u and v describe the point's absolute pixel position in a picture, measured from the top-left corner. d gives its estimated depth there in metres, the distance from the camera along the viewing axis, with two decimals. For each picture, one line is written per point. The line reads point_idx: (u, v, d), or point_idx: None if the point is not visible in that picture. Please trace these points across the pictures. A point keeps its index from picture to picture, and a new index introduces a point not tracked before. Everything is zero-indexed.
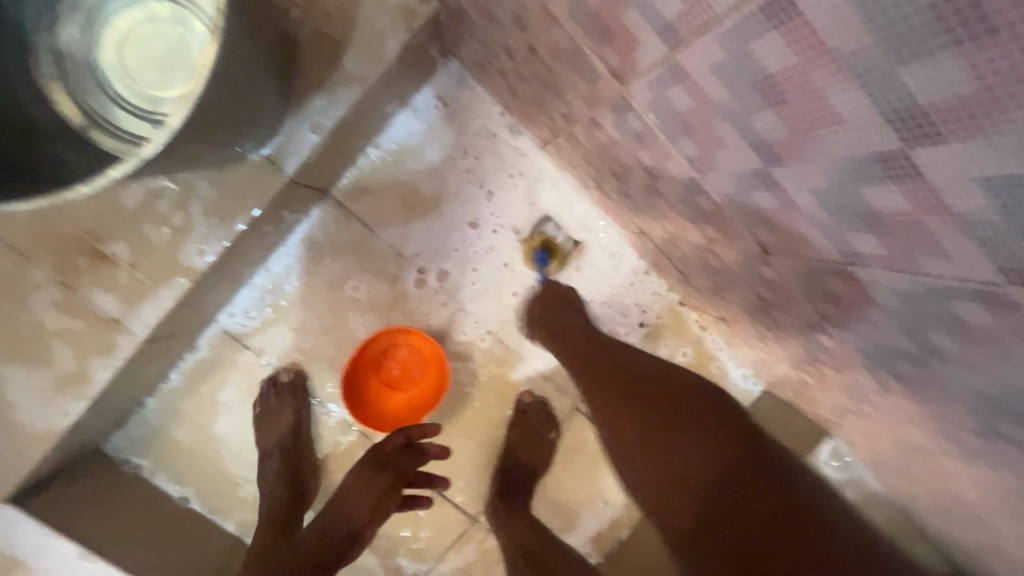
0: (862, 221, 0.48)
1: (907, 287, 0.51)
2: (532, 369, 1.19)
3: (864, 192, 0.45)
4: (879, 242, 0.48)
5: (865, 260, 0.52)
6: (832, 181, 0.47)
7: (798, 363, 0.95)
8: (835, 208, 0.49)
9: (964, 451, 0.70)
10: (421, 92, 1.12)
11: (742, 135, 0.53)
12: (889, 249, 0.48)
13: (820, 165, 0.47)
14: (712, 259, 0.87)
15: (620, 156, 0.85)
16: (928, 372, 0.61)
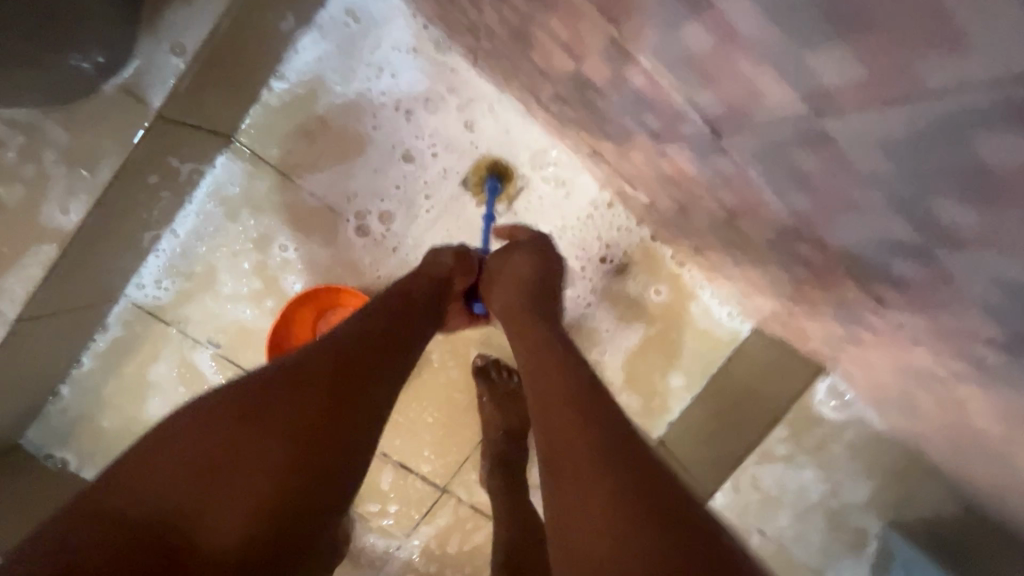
0: (857, 25, 0.27)
1: (915, 137, 0.30)
2: (481, 319, 1.02)
3: None
4: (887, 61, 0.27)
5: (841, 104, 0.33)
6: None
7: (785, 292, 0.74)
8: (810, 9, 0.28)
9: (996, 382, 0.50)
10: (325, 7, 0.93)
11: None
12: (910, 71, 0.27)
13: None
14: (657, 158, 0.66)
15: (533, 39, 0.63)
16: (940, 274, 0.41)
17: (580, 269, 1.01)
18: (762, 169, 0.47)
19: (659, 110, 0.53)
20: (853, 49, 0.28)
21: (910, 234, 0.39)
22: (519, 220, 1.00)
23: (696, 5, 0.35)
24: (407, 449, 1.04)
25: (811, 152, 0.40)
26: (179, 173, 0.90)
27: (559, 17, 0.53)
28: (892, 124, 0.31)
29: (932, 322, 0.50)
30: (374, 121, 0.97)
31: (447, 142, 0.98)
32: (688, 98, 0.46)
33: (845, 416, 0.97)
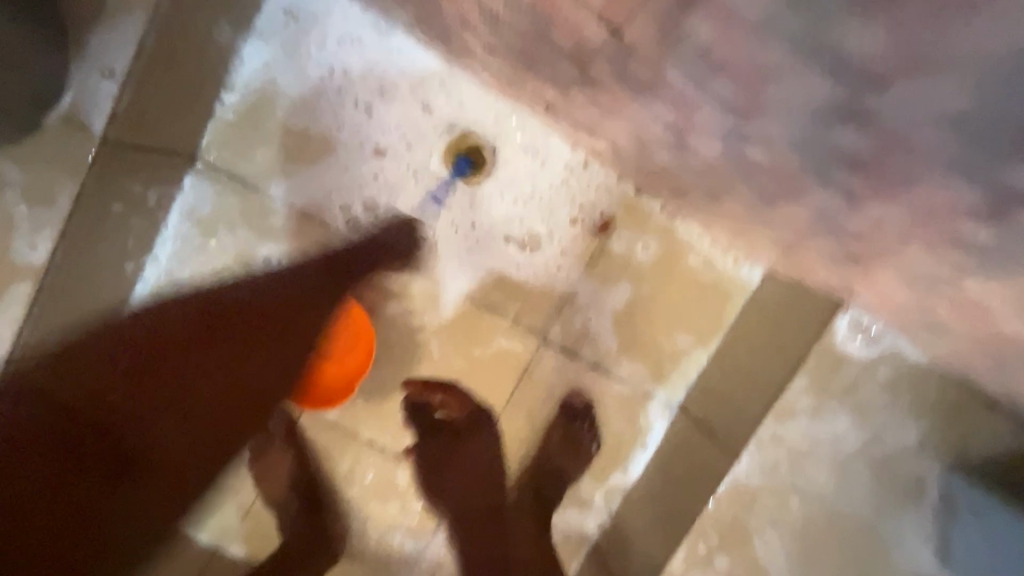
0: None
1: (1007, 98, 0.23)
2: (455, 293, 0.98)
3: None
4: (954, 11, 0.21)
5: (892, 81, 0.26)
6: None
7: (811, 251, 0.67)
8: None
9: None
10: (262, 10, 0.87)
11: None
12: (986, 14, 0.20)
13: None
14: (657, 137, 0.58)
15: (485, 20, 0.57)
16: (1016, 242, 0.34)
17: (550, 231, 0.97)
18: (799, 154, 0.40)
19: (666, 97, 0.45)
20: (868, 19, 0.23)
21: (976, 206, 0.32)
22: (492, 195, 0.95)
23: None
24: (420, 449, 1.02)
25: (850, 132, 0.33)
26: (145, 201, 0.83)
27: (526, 10, 0.45)
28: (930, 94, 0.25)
29: (1000, 285, 0.42)
30: (336, 120, 0.91)
31: (418, 133, 0.93)
32: (694, 82, 0.39)
33: (874, 352, 0.87)
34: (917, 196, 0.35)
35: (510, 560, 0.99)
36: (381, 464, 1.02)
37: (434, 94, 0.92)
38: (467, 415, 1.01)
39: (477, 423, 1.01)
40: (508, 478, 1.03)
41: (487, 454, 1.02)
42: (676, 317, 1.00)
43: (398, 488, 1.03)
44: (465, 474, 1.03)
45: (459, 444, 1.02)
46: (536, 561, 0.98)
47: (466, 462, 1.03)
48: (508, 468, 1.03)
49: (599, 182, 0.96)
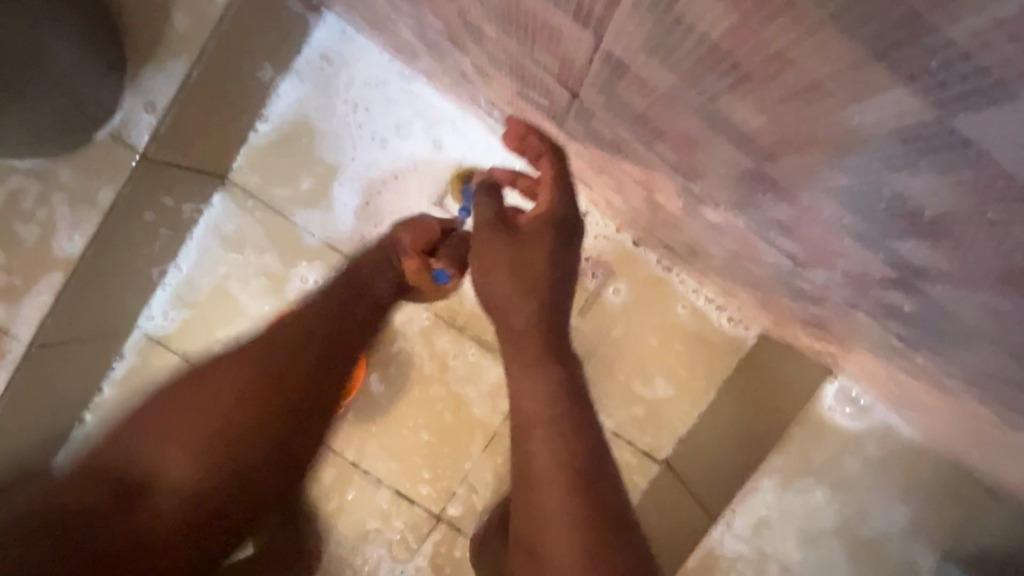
0: (736, 86, 0.25)
1: (848, 189, 0.26)
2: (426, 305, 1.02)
3: (710, 26, 0.22)
4: (764, 117, 0.25)
5: (773, 156, 0.29)
6: (667, 26, 0.24)
7: (789, 312, 0.68)
8: (696, 70, 0.26)
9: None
10: (300, 52, 0.96)
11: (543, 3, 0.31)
12: (783, 125, 0.25)
13: (641, 8, 0.25)
14: (633, 190, 0.62)
15: (482, 81, 0.63)
16: (930, 314, 0.35)
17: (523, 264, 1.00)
18: (739, 215, 0.42)
19: (630, 157, 0.49)
20: (743, 108, 0.26)
21: (887, 275, 0.34)
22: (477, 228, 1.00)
23: (611, 65, 0.32)
24: (401, 474, 1.05)
25: (773, 201, 0.35)
26: (177, 214, 0.94)
27: (505, 70, 0.50)
28: (809, 172, 0.28)
29: (936, 358, 0.43)
30: (355, 152, 0.99)
31: (430, 170, 0.99)
32: (643, 144, 0.43)
33: (865, 425, 0.90)
34: (838, 262, 0.38)
35: (506, 362, 0.56)
36: (361, 486, 1.05)
37: (445, 137, 0.99)
38: (546, 211, 0.58)
39: (565, 222, 0.58)
40: (563, 279, 0.58)
41: (539, 255, 0.56)
42: (654, 364, 0.97)
43: (380, 507, 1.05)
44: (498, 251, 0.57)
45: (518, 237, 0.57)
46: (559, 370, 0.54)
47: (511, 246, 0.57)
48: (555, 277, 0.57)
49: (597, 231, 0.97)
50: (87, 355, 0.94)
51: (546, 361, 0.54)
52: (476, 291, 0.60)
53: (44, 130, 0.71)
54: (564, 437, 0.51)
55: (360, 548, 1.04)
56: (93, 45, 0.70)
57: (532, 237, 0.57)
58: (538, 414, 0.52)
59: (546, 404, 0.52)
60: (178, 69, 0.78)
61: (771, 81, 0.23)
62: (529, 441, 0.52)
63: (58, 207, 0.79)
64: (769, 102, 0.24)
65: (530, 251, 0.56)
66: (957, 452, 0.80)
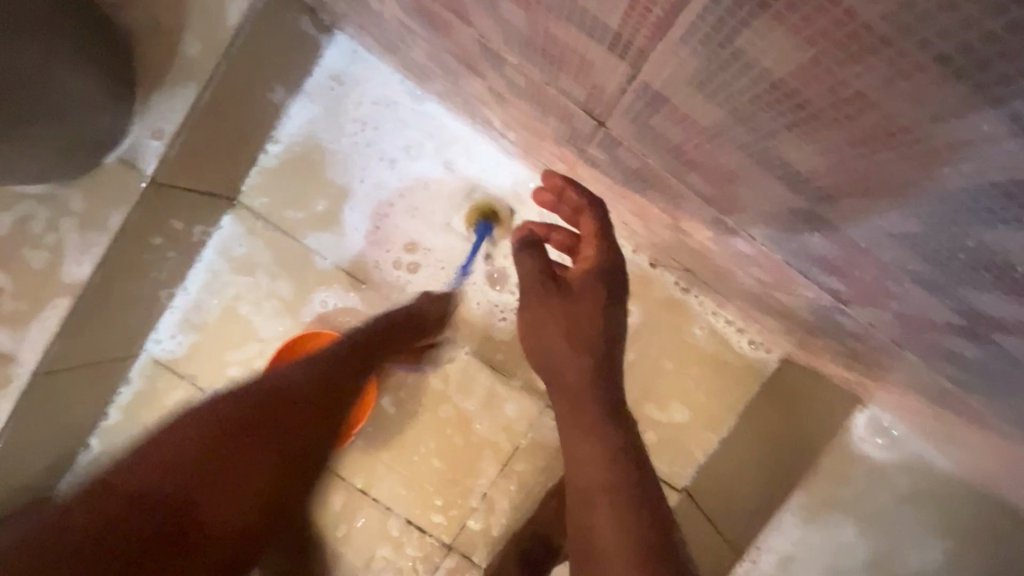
0: (797, 124, 0.22)
1: (922, 236, 0.24)
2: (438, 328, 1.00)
3: (778, 58, 0.20)
4: (829, 156, 0.23)
5: (830, 196, 0.26)
6: (724, 58, 0.22)
7: (819, 341, 0.65)
8: (752, 105, 0.23)
9: None
10: (311, 74, 0.95)
11: (576, 32, 0.29)
12: (851, 166, 0.22)
13: (694, 38, 0.22)
14: (656, 217, 0.60)
15: (499, 105, 0.61)
16: (997, 363, 0.32)
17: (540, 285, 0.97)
18: (778, 250, 0.40)
19: (657, 186, 0.46)
20: (803, 146, 0.24)
21: (952, 322, 0.31)
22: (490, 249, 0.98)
23: (648, 96, 0.30)
24: (412, 502, 1.02)
25: (822, 239, 0.32)
26: (188, 237, 0.93)
27: (525, 96, 0.48)
28: (876, 216, 0.25)
29: (994, 403, 0.40)
30: (366, 174, 0.97)
31: (442, 191, 0.97)
32: (673, 175, 0.40)
33: (896, 455, 0.86)
34: (890, 304, 0.35)
35: (560, 428, 0.57)
36: (370, 515, 1.02)
37: (457, 157, 0.97)
38: (596, 261, 0.60)
39: (613, 273, 0.60)
40: (611, 332, 0.59)
41: (590, 309, 0.58)
42: (671, 389, 0.94)
43: (390, 535, 1.02)
44: (550, 309, 0.58)
45: (570, 293, 0.59)
46: (614, 434, 0.54)
47: (562, 302, 0.58)
48: (604, 331, 0.58)
49: None
50: (92, 380, 0.92)
51: (602, 429, 0.54)
52: (527, 349, 0.61)
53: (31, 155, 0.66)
54: (621, 501, 0.50)
55: None
56: (94, 68, 0.67)
57: (582, 292, 0.59)
58: (601, 482, 0.51)
59: (606, 473, 0.52)
60: (189, 93, 0.77)
61: (844, 122, 0.20)
62: (592, 515, 0.50)
63: (68, 231, 0.78)
64: (838, 143, 0.22)
65: (581, 305, 0.58)
66: (996, 486, 0.76)
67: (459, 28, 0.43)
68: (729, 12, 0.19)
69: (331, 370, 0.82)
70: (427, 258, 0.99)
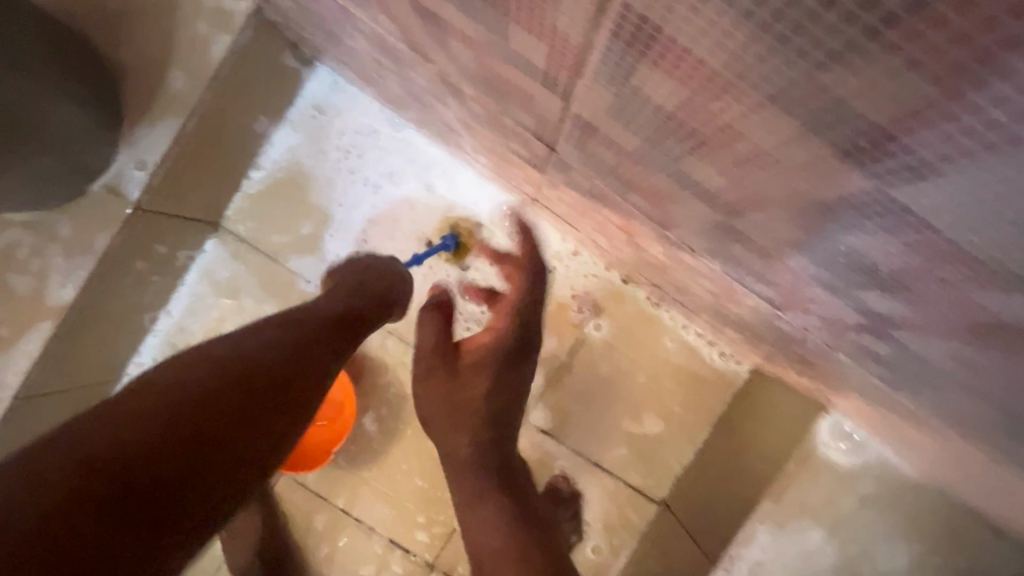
0: (689, 148, 0.26)
1: (804, 241, 0.27)
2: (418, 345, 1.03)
3: (661, 98, 0.24)
4: (719, 175, 0.27)
5: (733, 209, 0.30)
6: (626, 98, 0.26)
7: (775, 349, 0.69)
8: (655, 134, 0.27)
9: (1010, 460, 0.42)
10: (293, 103, 0.99)
11: (514, 72, 0.33)
12: (736, 183, 0.26)
13: (600, 80, 0.26)
14: (616, 233, 0.63)
15: (468, 131, 0.65)
16: (900, 358, 0.36)
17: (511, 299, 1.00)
18: (713, 261, 0.44)
19: (608, 204, 0.50)
20: (701, 167, 0.27)
21: (859, 322, 0.34)
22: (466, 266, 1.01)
23: (580, 126, 0.34)
24: (394, 519, 1.03)
25: (742, 249, 0.36)
26: (172, 261, 0.95)
27: (486, 123, 0.51)
28: (773, 228, 0.29)
29: (914, 398, 0.44)
30: (347, 197, 1.01)
31: (421, 212, 1.01)
32: (618, 195, 0.44)
33: (861, 460, 0.89)
34: (808, 307, 0.39)
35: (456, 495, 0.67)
36: (353, 534, 1.03)
37: (435, 180, 1.01)
38: (486, 344, 0.71)
39: (517, 343, 0.72)
40: (501, 399, 0.70)
41: (479, 384, 0.69)
42: (645, 401, 1.00)
43: (372, 552, 1.03)
44: (436, 386, 0.70)
45: (459, 372, 0.70)
46: (495, 501, 0.64)
47: (450, 381, 0.69)
48: (491, 405, 0.69)
49: (587, 270, 1.01)
50: (74, 405, 0.94)
51: (487, 496, 0.65)
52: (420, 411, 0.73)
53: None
54: (502, 534, 0.61)
55: None
56: (69, 101, 0.69)
57: (478, 365, 0.70)
58: (493, 547, 0.60)
59: (494, 531, 0.61)
60: (172, 124, 0.81)
61: (723, 148, 0.24)
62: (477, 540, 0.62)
63: (53, 257, 0.79)
64: (724, 165, 0.25)
65: (471, 385, 0.69)
66: (954, 488, 0.79)
67: (421, 63, 0.46)
68: (620, 61, 0.23)
69: (289, 351, 0.53)
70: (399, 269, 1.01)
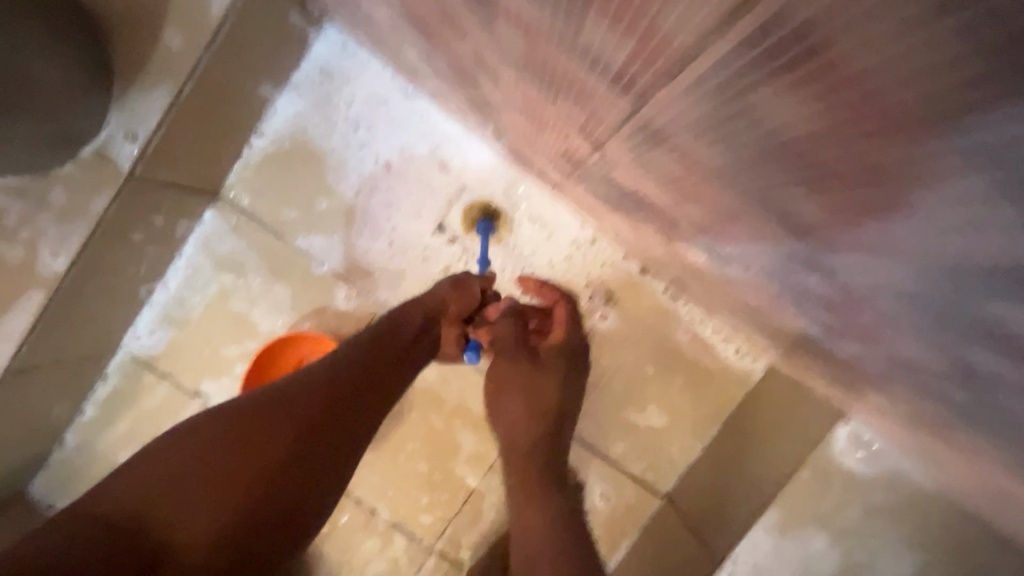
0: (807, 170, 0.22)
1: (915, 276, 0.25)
2: None
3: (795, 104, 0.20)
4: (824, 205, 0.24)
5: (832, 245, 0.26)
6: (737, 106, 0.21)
7: (802, 357, 0.66)
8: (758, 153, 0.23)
9: None
10: (300, 66, 0.92)
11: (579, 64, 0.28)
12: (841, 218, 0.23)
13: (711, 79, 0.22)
14: (648, 232, 0.59)
15: (492, 113, 0.60)
16: (982, 404, 0.33)
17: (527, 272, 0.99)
18: (770, 281, 0.40)
19: (650, 208, 0.46)
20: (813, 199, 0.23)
21: (944, 367, 0.31)
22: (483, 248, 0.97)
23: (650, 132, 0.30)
24: (397, 500, 1.03)
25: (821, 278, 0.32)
26: (171, 232, 0.91)
27: (522, 112, 0.47)
28: (893, 236, 0.23)
29: (972, 435, 0.41)
30: (354, 170, 0.95)
31: (433, 192, 0.95)
32: (672, 202, 0.40)
33: (877, 470, 0.87)
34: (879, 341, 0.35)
35: (512, 474, 0.75)
36: (355, 513, 1.03)
37: (447, 157, 0.95)
38: (563, 348, 0.84)
39: (574, 357, 0.83)
40: (565, 411, 0.79)
41: (551, 386, 0.79)
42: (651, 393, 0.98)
43: (373, 532, 1.03)
44: (519, 370, 0.79)
45: (539, 364, 0.80)
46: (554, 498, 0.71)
47: (532, 369, 0.79)
48: (561, 409, 0.78)
49: (604, 258, 0.98)
50: (66, 378, 0.90)
51: (544, 497, 0.71)
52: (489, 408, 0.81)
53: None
54: (556, 509, 0.69)
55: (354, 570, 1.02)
56: (53, 56, 0.62)
57: (548, 357, 0.82)
58: (544, 542, 0.64)
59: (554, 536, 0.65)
60: (167, 90, 0.74)
61: (842, 130, 0.20)
62: (531, 496, 0.71)
63: (44, 225, 0.74)
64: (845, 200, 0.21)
65: (541, 387, 0.79)
66: (971, 502, 0.77)
67: (454, 39, 0.41)
68: None
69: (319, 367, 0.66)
70: (413, 243, 0.96)
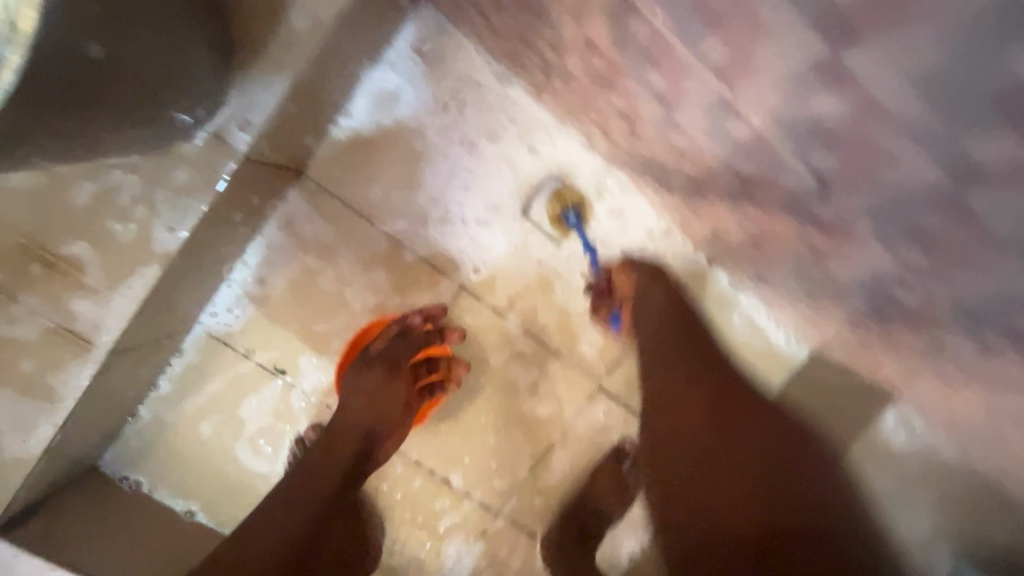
0: None
1: None
2: (502, 311, 1.02)
3: None
4: None
5: None
6: None
7: (892, 363, 0.74)
8: None
9: None
10: (392, 43, 0.91)
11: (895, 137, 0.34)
12: None
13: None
14: (783, 244, 0.64)
15: (643, 126, 0.63)
16: None
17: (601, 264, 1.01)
18: (954, 307, 0.47)
19: (832, 233, 0.51)
20: None
21: None
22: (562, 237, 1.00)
23: (948, 204, 0.36)
24: (469, 471, 1.07)
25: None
26: (259, 210, 0.90)
27: (726, 142, 0.51)
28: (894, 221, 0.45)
29: None
30: (442, 155, 0.95)
31: (519, 179, 0.97)
32: (884, 239, 0.45)
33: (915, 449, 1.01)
34: None
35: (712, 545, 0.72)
36: (427, 482, 1.07)
37: (535, 146, 0.97)
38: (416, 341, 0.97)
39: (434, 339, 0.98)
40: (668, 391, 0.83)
41: (396, 389, 0.97)
42: None
43: (443, 501, 1.08)
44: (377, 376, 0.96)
45: (372, 362, 0.96)
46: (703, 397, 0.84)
47: (373, 385, 0.95)
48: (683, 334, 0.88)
49: (677, 250, 1.02)
50: (150, 355, 0.89)
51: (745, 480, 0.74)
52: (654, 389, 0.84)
53: (57, 144, 0.55)
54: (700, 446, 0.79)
55: (427, 533, 1.08)
56: (200, 46, 0.64)
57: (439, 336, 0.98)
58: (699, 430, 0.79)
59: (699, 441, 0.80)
60: (288, 75, 0.73)
61: None
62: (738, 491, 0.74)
63: (160, 204, 0.73)
64: None
65: (374, 402, 0.95)
66: (996, 478, 0.89)
67: (699, 79, 0.45)
68: None
69: (336, 435, 0.91)
70: (498, 230, 0.99)
